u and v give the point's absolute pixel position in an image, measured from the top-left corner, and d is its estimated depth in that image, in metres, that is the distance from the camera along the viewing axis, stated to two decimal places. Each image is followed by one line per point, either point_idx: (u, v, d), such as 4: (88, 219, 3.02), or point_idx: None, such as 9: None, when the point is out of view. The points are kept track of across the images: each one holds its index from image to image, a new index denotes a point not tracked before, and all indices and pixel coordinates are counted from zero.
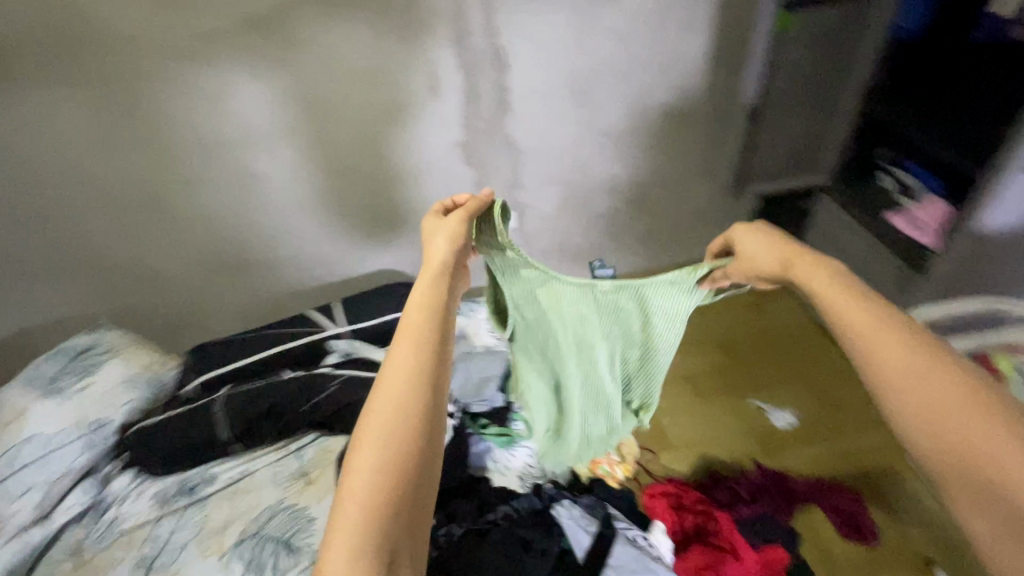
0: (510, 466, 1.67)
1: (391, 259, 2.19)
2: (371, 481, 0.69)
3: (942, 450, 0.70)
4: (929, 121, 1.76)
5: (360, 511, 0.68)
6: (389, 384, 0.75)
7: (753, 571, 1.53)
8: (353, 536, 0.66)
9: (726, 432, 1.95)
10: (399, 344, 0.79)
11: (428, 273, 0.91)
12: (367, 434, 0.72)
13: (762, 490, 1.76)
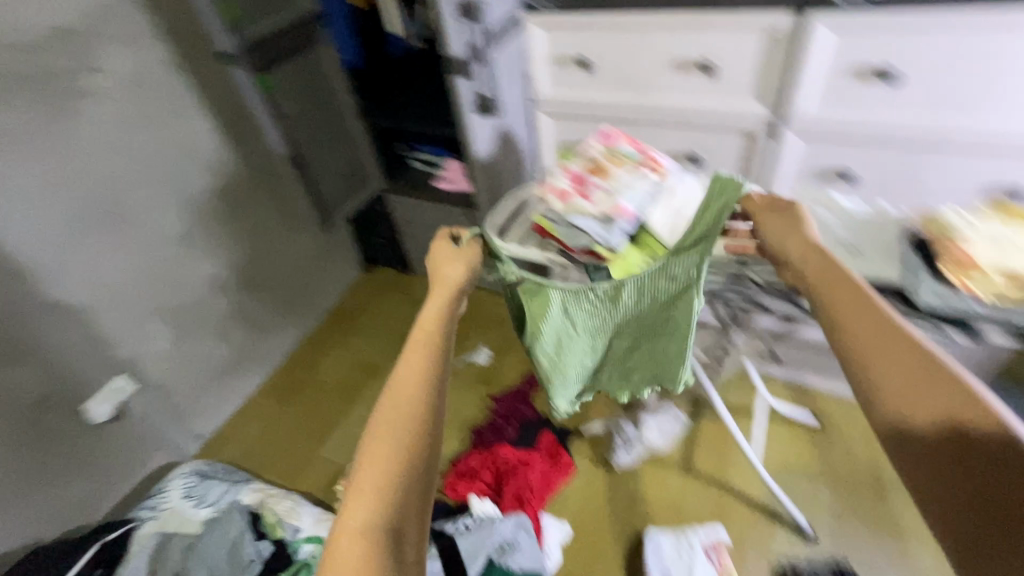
0: None
1: (63, 475, 1.71)
2: (383, 483, 0.68)
3: (918, 427, 0.67)
4: (427, 114, 2.08)
5: (374, 511, 0.66)
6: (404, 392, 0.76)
7: (544, 466, 1.79)
8: (362, 535, 0.64)
9: (459, 399, 2.12)
10: (406, 360, 0.81)
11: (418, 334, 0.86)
12: (385, 431, 0.72)
13: (507, 411, 1.99)
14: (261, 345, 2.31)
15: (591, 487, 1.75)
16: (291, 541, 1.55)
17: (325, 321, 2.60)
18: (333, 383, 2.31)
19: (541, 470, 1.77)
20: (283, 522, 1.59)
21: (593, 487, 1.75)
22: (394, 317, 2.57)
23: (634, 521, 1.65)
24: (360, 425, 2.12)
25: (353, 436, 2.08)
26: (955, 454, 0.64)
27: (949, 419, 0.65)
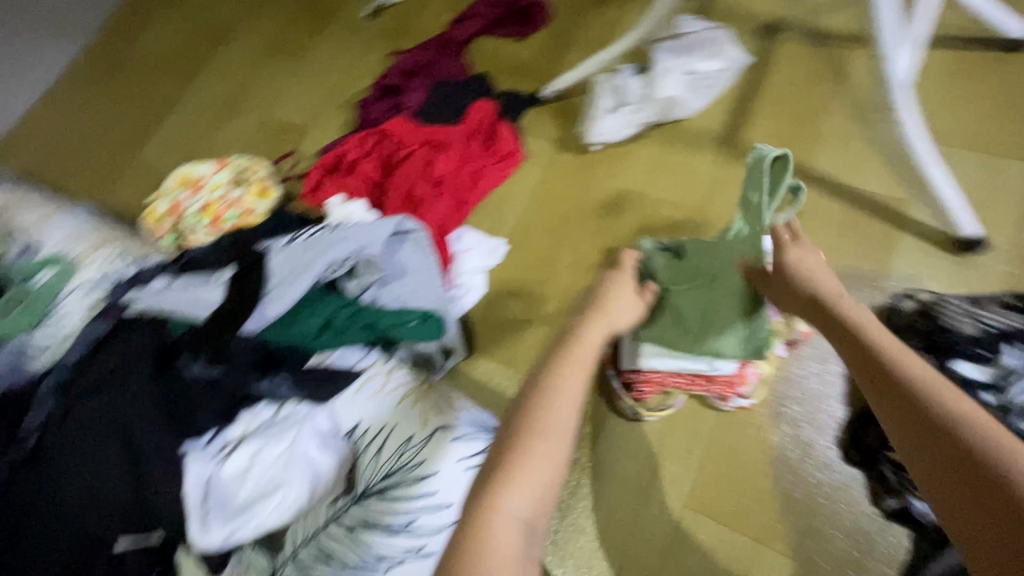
0: (63, 328, 0.83)
1: None
2: (543, 478, 0.47)
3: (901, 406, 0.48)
4: None
5: (529, 503, 0.46)
6: (569, 361, 0.54)
7: (463, 149, 1.02)
8: (512, 526, 0.44)
9: (349, 65, 1.26)
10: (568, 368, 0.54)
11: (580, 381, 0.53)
12: (556, 418, 0.50)
13: (411, 65, 1.15)
14: None
15: (547, 192, 1.00)
16: (25, 262, 0.90)
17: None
18: (158, 59, 1.42)
19: (460, 161, 1.00)
20: (14, 240, 0.95)
21: (549, 190, 1.00)
22: None
23: (612, 242, 0.94)
24: (198, 119, 1.31)
25: (188, 135, 1.29)
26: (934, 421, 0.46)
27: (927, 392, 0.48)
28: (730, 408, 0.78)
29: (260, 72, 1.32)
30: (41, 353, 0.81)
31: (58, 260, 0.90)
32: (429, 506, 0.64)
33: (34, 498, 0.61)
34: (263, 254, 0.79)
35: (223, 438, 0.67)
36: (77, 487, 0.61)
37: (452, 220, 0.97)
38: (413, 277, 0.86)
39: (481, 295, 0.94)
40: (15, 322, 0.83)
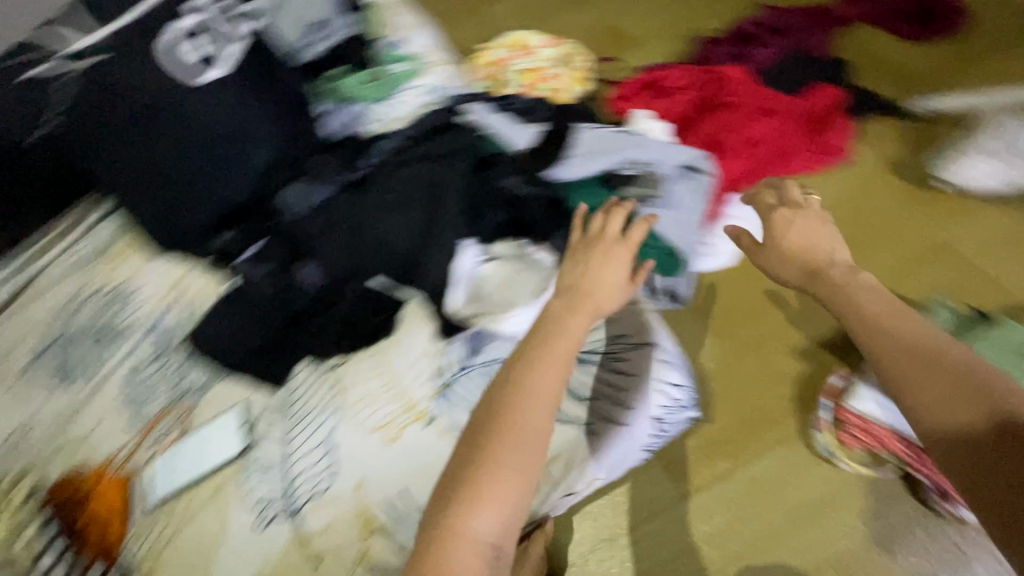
0: (397, 111, 1.07)
1: None
2: (507, 497, 0.55)
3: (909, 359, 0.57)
4: None
5: (496, 521, 0.54)
6: (537, 387, 0.59)
7: (787, 125, 1.01)
8: (478, 550, 0.53)
9: (707, 0, 1.30)
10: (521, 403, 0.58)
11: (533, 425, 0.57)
12: (521, 435, 0.57)
13: (780, 24, 1.15)
14: None
15: (827, 208, 0.98)
16: (385, 49, 1.14)
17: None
18: None
19: (777, 132, 1.00)
20: (391, 29, 1.18)
21: (845, 211, 0.96)
22: None
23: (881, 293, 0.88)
24: (551, 1, 1.46)
25: (538, 12, 1.45)
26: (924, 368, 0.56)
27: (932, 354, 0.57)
28: (949, 510, 0.73)
29: None
30: (376, 122, 1.06)
31: (415, 61, 1.13)
32: (610, 396, 0.71)
33: (356, 212, 0.85)
34: (575, 126, 0.93)
35: (489, 247, 0.83)
36: (388, 222, 0.84)
37: (742, 181, 0.97)
38: (679, 211, 0.90)
39: (728, 264, 0.95)
40: (369, 91, 1.08)
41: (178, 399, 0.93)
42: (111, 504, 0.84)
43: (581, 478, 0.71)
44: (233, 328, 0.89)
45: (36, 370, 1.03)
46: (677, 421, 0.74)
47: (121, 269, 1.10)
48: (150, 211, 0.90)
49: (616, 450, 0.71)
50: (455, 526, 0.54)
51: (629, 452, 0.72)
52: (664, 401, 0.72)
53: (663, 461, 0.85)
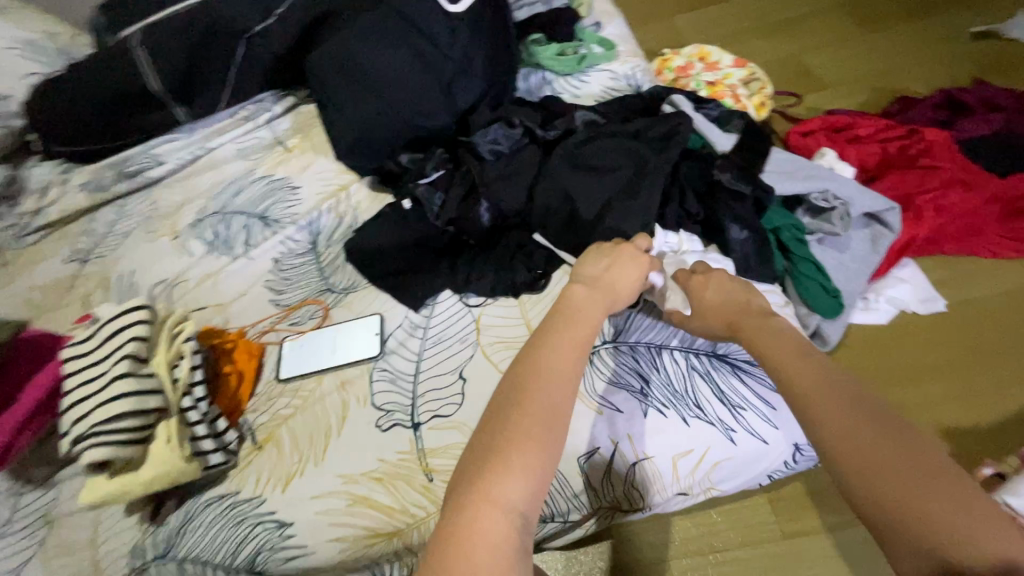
0: (584, 89, 1.09)
1: None
2: (542, 460, 0.48)
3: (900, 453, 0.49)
4: None
5: (525, 484, 0.46)
6: (557, 345, 0.55)
7: (983, 204, 0.95)
8: (511, 520, 0.45)
9: (912, 62, 1.26)
10: (537, 352, 0.55)
11: (552, 380, 0.52)
12: (555, 408, 0.50)
13: (995, 101, 1.08)
14: None
15: (1015, 299, 0.91)
16: (584, 29, 1.16)
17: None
18: None
19: (969, 209, 0.94)
20: (591, 10, 1.20)
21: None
22: None
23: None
24: (741, 21, 1.45)
25: (725, 28, 1.45)
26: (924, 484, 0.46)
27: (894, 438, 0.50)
28: None
29: (824, 20, 1.39)
30: (565, 96, 1.09)
31: (609, 45, 1.14)
32: (762, 412, 0.70)
33: (553, 164, 0.86)
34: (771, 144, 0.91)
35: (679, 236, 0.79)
36: (583, 179, 0.83)
37: (915, 248, 0.94)
38: (849, 257, 0.88)
39: (882, 323, 0.92)
40: (561, 64, 1.10)
41: (324, 291, 0.97)
42: (243, 369, 0.88)
43: (703, 479, 0.71)
44: (393, 241, 0.93)
45: (195, 237, 1.12)
46: (815, 456, 0.72)
47: (289, 174, 1.18)
48: (346, 114, 0.91)
49: (746, 466, 0.71)
50: (486, 491, 0.45)
51: (756, 472, 0.72)
52: (811, 432, 0.70)
53: (771, 494, 0.82)
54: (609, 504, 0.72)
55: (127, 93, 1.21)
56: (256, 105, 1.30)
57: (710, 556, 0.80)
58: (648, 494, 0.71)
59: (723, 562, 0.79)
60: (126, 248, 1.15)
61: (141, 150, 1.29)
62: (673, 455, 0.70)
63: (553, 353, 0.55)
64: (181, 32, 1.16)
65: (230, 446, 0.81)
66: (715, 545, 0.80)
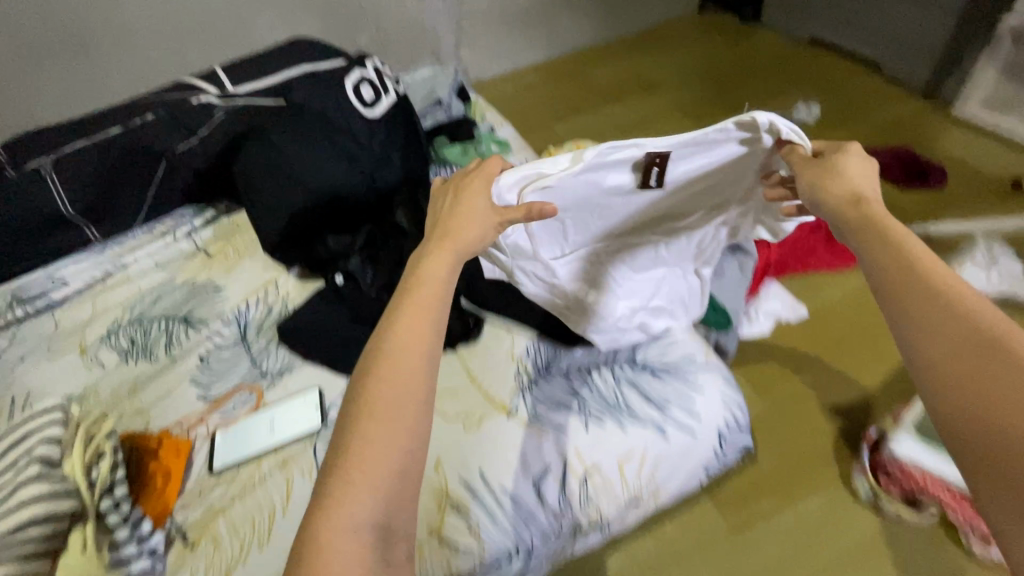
0: None
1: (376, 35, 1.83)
2: (386, 470, 0.45)
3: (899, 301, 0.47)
4: None
5: (378, 501, 0.44)
6: (401, 334, 0.50)
7: (809, 233, 1.20)
8: (362, 540, 0.43)
9: None
10: (396, 338, 0.50)
11: (403, 362, 0.49)
12: (398, 403, 0.47)
13: None
14: (579, 20, 2.09)
15: (857, 299, 1.13)
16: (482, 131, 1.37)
17: (633, 32, 2.19)
18: (606, 83, 1.97)
19: (801, 236, 1.18)
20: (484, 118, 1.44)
21: (868, 302, 1.11)
22: (711, 48, 2.05)
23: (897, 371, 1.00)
24: (608, 124, 1.78)
25: (595, 129, 1.77)
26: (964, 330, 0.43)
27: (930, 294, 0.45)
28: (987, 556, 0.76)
29: (669, 119, 1.76)
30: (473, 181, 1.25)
31: (504, 142, 1.35)
32: (684, 406, 0.79)
33: None
34: None
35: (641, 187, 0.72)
36: None
37: (773, 270, 1.15)
38: (726, 282, 1.04)
39: (765, 333, 1.08)
40: (465, 158, 1.28)
41: (258, 378, 0.96)
42: (170, 467, 0.83)
43: (648, 480, 0.76)
44: (329, 314, 0.97)
45: (109, 348, 1.07)
46: (738, 444, 0.81)
47: (213, 277, 1.20)
48: (278, 205, 0.99)
49: (681, 461, 0.78)
50: (328, 519, 0.43)
51: (690, 468, 0.79)
52: (727, 417, 0.80)
53: (714, 496, 0.87)
54: (568, 525, 0.75)
55: (33, 218, 1.20)
56: (174, 220, 1.33)
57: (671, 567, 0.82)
58: (602, 505, 0.75)
59: (686, 570, 0.81)
60: (21, 372, 1.06)
61: (39, 275, 1.24)
62: (617, 460, 0.75)
63: (409, 337, 0.50)
64: (100, 157, 1.23)
65: (157, 550, 0.73)
66: (676, 556, 0.82)
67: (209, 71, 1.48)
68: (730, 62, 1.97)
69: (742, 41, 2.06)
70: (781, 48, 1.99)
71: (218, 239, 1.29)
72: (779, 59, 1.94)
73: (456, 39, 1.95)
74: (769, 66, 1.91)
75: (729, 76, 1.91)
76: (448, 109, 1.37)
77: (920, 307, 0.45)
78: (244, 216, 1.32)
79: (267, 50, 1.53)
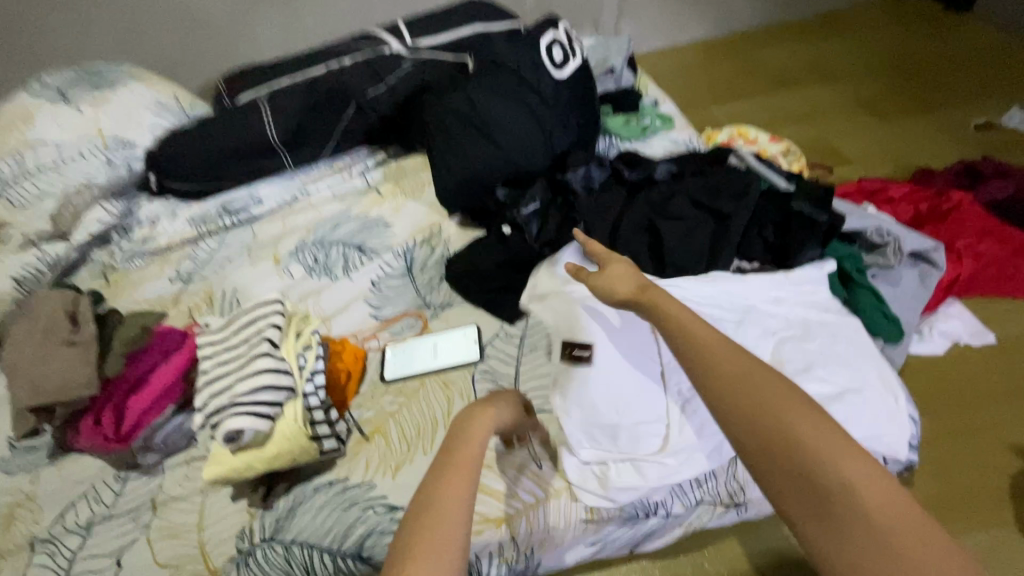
0: (648, 147, 1.26)
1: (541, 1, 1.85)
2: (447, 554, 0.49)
3: (788, 503, 0.48)
4: None
5: None
6: (462, 453, 0.60)
7: (1011, 255, 1.07)
8: None
9: (926, 144, 1.45)
10: (460, 462, 0.59)
11: (462, 471, 0.57)
12: (459, 503, 0.53)
13: (1013, 172, 1.23)
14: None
15: None
16: (644, 103, 1.37)
17: (809, 14, 2.02)
18: (772, 67, 1.85)
19: (1000, 256, 1.05)
20: (649, 93, 1.43)
21: None
22: (901, 37, 1.84)
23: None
24: (770, 111, 1.68)
25: (756, 115, 1.68)
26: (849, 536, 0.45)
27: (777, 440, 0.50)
28: None
29: (841, 111, 1.62)
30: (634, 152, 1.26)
31: (668, 118, 1.33)
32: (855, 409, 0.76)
33: (640, 203, 0.99)
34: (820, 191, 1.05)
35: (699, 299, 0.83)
36: (674, 222, 0.95)
37: (959, 288, 1.04)
38: (901, 290, 0.98)
39: (938, 353, 0.99)
40: (627, 129, 1.29)
41: (422, 307, 1.06)
42: (350, 368, 0.94)
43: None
44: (491, 260, 1.04)
45: (297, 262, 1.24)
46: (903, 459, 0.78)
47: (382, 214, 1.33)
48: (459, 154, 1.07)
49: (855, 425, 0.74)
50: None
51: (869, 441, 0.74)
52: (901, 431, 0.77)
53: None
54: (710, 498, 0.76)
55: (248, 142, 1.41)
56: (351, 158, 1.48)
57: (800, 562, 0.81)
58: (748, 487, 0.75)
59: (815, 568, 0.80)
60: (230, 270, 1.27)
61: (244, 192, 1.45)
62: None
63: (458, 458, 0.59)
64: (304, 96, 1.40)
65: (341, 435, 0.85)
66: (807, 555, 0.81)
67: (394, 24, 1.59)
68: (923, 54, 1.76)
69: (942, 32, 1.83)
70: (992, 43, 1.74)
71: (386, 180, 1.42)
72: (986, 55, 1.70)
73: (619, 9, 1.91)
74: (974, 63, 1.68)
75: (921, 69, 1.71)
76: (616, 77, 1.38)
77: (832, 517, 0.46)
78: (411, 161, 1.44)
79: (448, 8, 1.62)
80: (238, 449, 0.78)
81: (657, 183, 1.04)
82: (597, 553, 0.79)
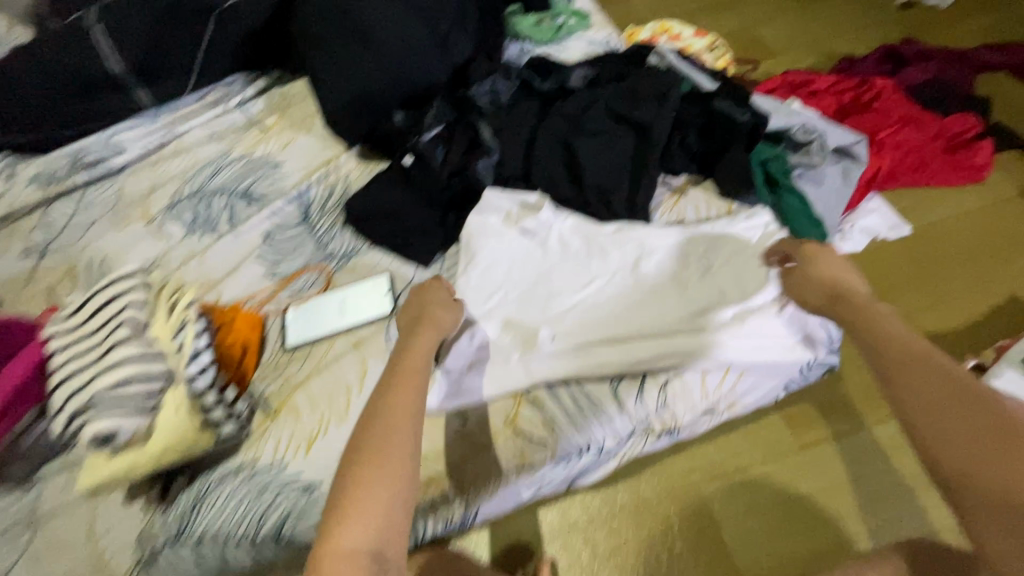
0: (564, 50, 1.12)
1: None
2: (388, 484, 0.50)
3: (930, 402, 0.49)
4: None
5: (373, 527, 0.48)
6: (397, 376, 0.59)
7: (927, 143, 1.05)
8: (359, 561, 0.47)
9: (849, 29, 1.39)
10: (393, 388, 0.58)
11: (402, 388, 0.58)
12: (394, 430, 0.54)
13: (934, 52, 1.19)
14: None
15: (972, 219, 1.01)
16: None
17: None
18: None
19: (919, 144, 1.03)
20: None
21: (983, 223, 1.00)
22: None
23: (1003, 304, 0.92)
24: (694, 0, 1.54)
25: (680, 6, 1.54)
26: (995, 448, 0.45)
27: (913, 366, 0.51)
28: None
29: None
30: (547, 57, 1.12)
31: (584, 13, 1.17)
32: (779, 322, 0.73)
33: (554, 116, 0.88)
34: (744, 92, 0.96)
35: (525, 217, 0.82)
36: (591, 140, 0.86)
37: (880, 180, 1.02)
38: (825, 189, 0.94)
39: (858, 250, 0.99)
40: (538, 29, 1.13)
41: (324, 258, 0.94)
42: (247, 340, 0.83)
43: (730, 392, 0.74)
44: (396, 199, 0.91)
45: (174, 220, 1.06)
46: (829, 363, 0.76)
47: (268, 153, 1.14)
48: (343, 73, 0.91)
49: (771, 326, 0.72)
50: (332, 532, 0.48)
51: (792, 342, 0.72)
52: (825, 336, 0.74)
53: (784, 411, 0.86)
54: (642, 427, 0.73)
55: (82, 75, 1.14)
56: (226, 88, 1.26)
57: (737, 473, 0.82)
58: (678, 412, 0.73)
59: (748, 477, 0.82)
60: (92, 237, 1.07)
61: (96, 139, 1.20)
62: (700, 370, 0.73)
63: (398, 391, 0.57)
64: (144, 12, 1.14)
65: (241, 416, 0.76)
66: (738, 464, 0.83)
67: None
68: None
69: None
70: None
71: (270, 112, 1.21)
72: None
73: None
74: None
75: None
76: None
77: (986, 448, 0.45)
78: (297, 87, 1.23)
79: None
80: (115, 451, 0.68)
81: (572, 92, 0.92)
82: (536, 495, 0.76)
